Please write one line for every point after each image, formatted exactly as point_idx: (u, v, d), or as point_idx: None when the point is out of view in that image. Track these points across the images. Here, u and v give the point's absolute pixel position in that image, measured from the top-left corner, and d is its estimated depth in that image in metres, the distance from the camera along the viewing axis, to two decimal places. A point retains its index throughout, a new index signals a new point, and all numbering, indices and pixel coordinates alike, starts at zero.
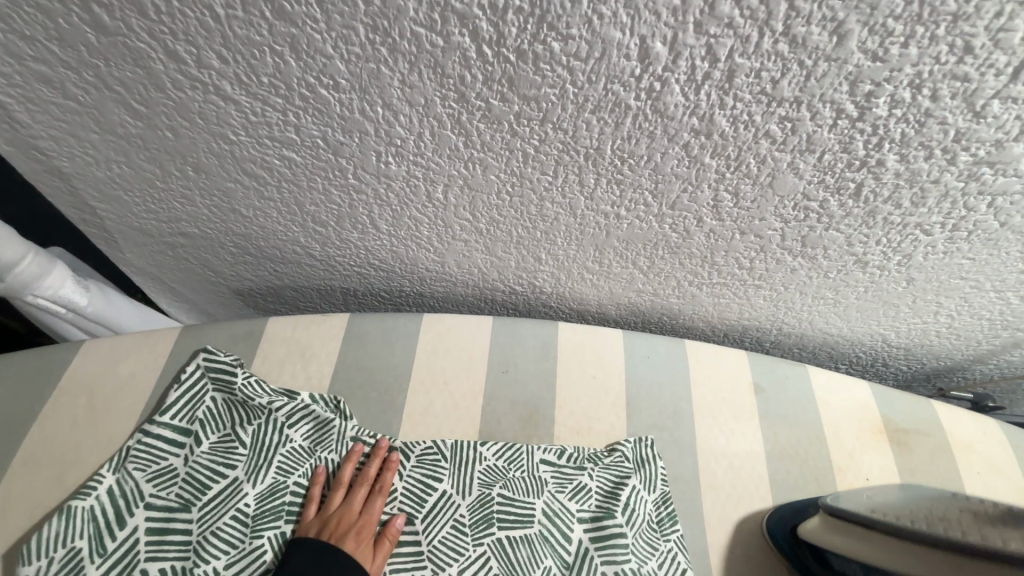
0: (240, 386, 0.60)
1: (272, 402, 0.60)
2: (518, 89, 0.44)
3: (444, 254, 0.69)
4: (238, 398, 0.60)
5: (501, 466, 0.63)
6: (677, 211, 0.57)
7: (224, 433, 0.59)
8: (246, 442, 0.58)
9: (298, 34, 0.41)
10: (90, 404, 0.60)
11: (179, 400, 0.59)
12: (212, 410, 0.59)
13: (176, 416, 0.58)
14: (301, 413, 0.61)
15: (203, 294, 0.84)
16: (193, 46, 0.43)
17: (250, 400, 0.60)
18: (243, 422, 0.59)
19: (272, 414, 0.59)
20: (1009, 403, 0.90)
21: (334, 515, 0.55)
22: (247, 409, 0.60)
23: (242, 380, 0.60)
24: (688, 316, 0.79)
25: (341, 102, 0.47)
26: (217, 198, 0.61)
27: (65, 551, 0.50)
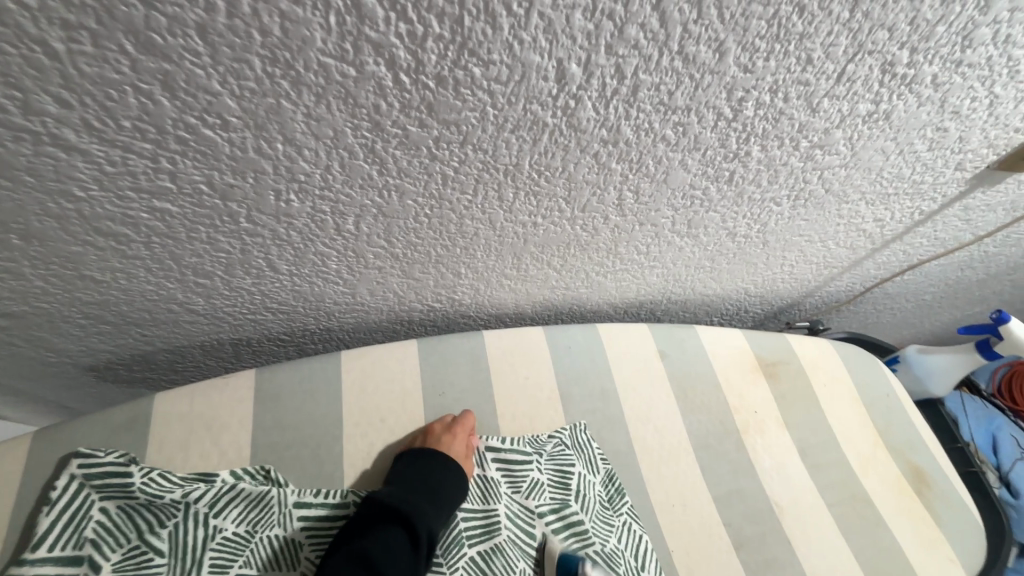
0: (140, 487, 0.50)
1: (188, 493, 0.51)
2: (437, 113, 0.42)
3: (355, 284, 0.64)
4: (140, 500, 0.50)
5: None
6: (588, 213, 0.60)
7: (130, 546, 0.49)
8: (164, 548, 0.50)
9: (173, 70, 0.34)
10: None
11: (55, 525, 0.48)
12: (106, 524, 0.49)
13: (58, 546, 0.47)
14: (228, 496, 0.53)
15: (37, 380, 0.67)
16: (16, 90, 0.33)
17: (157, 498, 0.50)
18: (154, 527, 0.50)
19: (191, 507, 0.51)
20: (831, 322, 1.13)
21: (434, 427, 0.64)
22: (155, 510, 0.50)
23: (141, 479, 0.50)
24: (596, 303, 0.84)
25: (231, 142, 0.40)
26: (57, 265, 0.49)
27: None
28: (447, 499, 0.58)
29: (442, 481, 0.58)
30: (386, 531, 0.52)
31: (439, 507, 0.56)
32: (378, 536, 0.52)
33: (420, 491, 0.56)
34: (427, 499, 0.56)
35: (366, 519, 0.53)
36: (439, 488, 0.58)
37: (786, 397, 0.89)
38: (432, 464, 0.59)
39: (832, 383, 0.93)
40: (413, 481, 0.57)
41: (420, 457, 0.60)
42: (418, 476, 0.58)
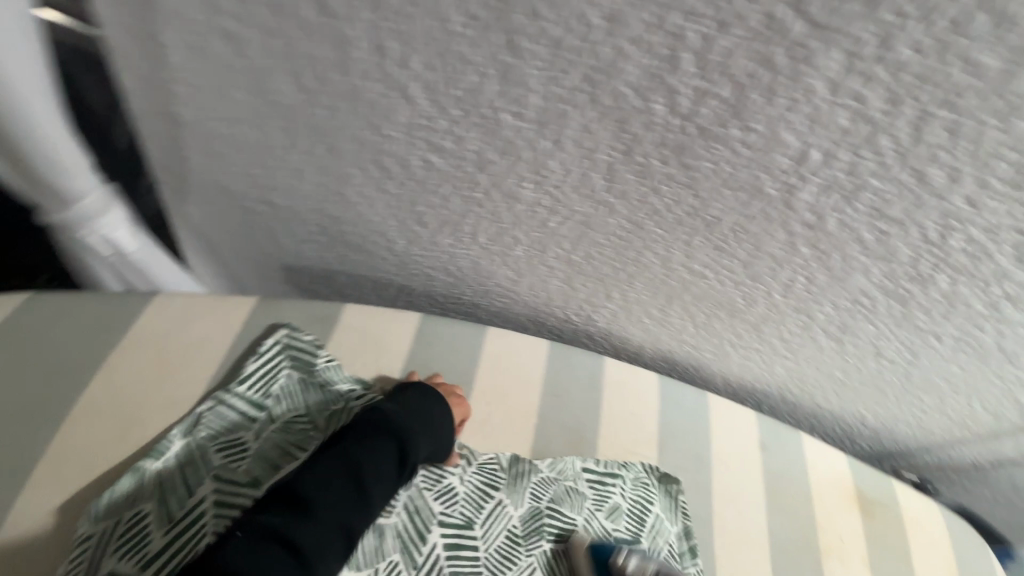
0: (321, 369, 0.60)
1: (350, 391, 0.60)
2: (681, 156, 0.50)
3: (521, 274, 0.72)
4: (317, 380, 0.60)
5: (551, 477, 0.68)
6: (754, 282, 0.65)
7: (299, 413, 0.58)
8: (322, 426, 0.57)
9: (515, 65, 0.45)
10: (148, 364, 0.56)
11: (257, 371, 0.58)
12: (289, 388, 0.59)
13: (252, 389, 0.57)
14: None
15: (247, 261, 0.81)
16: (406, 49, 0.45)
17: (328, 385, 0.60)
18: (320, 405, 0.58)
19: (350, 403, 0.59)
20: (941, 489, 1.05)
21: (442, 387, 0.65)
22: (324, 393, 0.59)
23: (323, 363, 0.61)
24: (711, 371, 0.86)
25: (515, 128, 0.50)
26: (330, 179, 0.62)
27: (129, 517, 0.48)
28: (440, 439, 0.59)
29: (440, 428, 0.59)
30: (383, 449, 0.54)
31: (430, 442, 0.58)
32: (373, 449, 0.53)
33: (423, 425, 0.57)
34: (423, 430, 0.57)
35: (369, 429, 0.55)
36: (435, 428, 0.58)
37: (877, 541, 0.84)
38: (434, 406, 0.59)
39: (931, 548, 0.86)
40: (418, 414, 0.58)
41: (429, 396, 0.60)
42: (424, 409, 0.58)
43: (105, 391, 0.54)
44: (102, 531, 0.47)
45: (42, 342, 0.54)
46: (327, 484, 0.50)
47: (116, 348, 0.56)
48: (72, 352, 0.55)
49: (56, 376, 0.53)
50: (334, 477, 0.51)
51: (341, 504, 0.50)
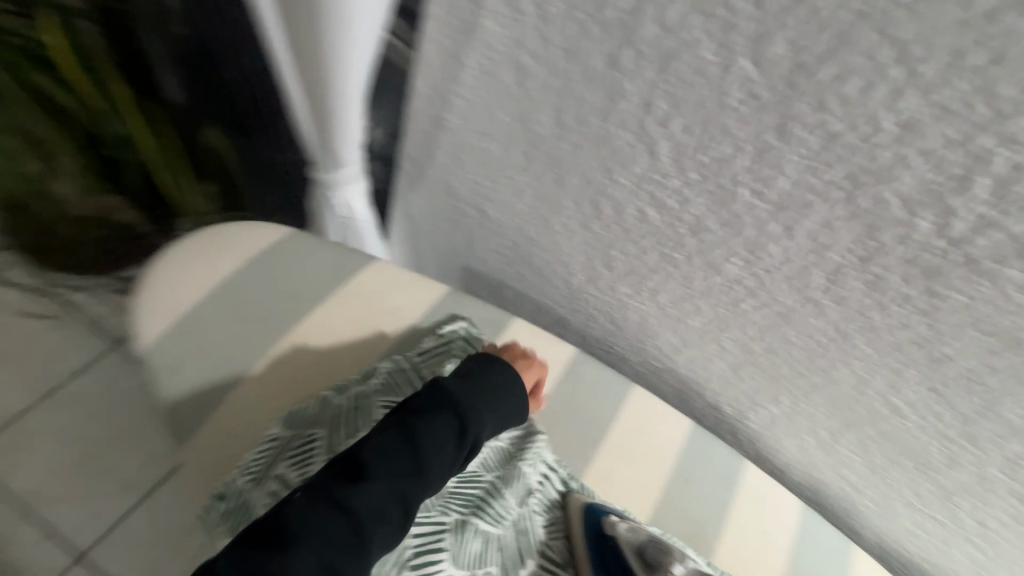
0: None
1: None
2: (930, 280, 0.46)
3: (686, 344, 0.71)
4: None
5: None
6: (968, 443, 0.55)
7: None
8: None
9: (776, 147, 0.45)
10: (355, 313, 0.64)
11: (432, 349, 0.63)
12: None
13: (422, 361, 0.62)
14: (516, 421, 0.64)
15: (436, 255, 0.91)
16: (672, 110, 0.48)
17: None
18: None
19: None
20: None
21: (511, 351, 0.63)
22: None
23: None
24: (865, 523, 0.75)
25: (748, 204, 0.51)
26: (544, 205, 0.67)
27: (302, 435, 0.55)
28: (506, 411, 0.55)
29: (499, 402, 0.54)
30: (442, 418, 0.50)
31: (495, 411, 0.53)
32: (431, 419, 0.49)
33: (482, 396, 0.53)
34: (486, 402, 0.53)
35: (429, 397, 0.51)
36: (490, 404, 0.53)
37: None
38: (494, 378, 0.55)
39: None
40: (479, 385, 0.54)
41: (493, 366, 0.57)
42: (482, 377, 0.55)
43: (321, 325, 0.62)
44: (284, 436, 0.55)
45: (291, 269, 0.64)
46: (386, 448, 0.47)
47: (339, 292, 0.64)
48: (309, 284, 0.64)
49: (293, 300, 0.62)
50: (387, 447, 0.47)
51: (393, 478, 0.46)
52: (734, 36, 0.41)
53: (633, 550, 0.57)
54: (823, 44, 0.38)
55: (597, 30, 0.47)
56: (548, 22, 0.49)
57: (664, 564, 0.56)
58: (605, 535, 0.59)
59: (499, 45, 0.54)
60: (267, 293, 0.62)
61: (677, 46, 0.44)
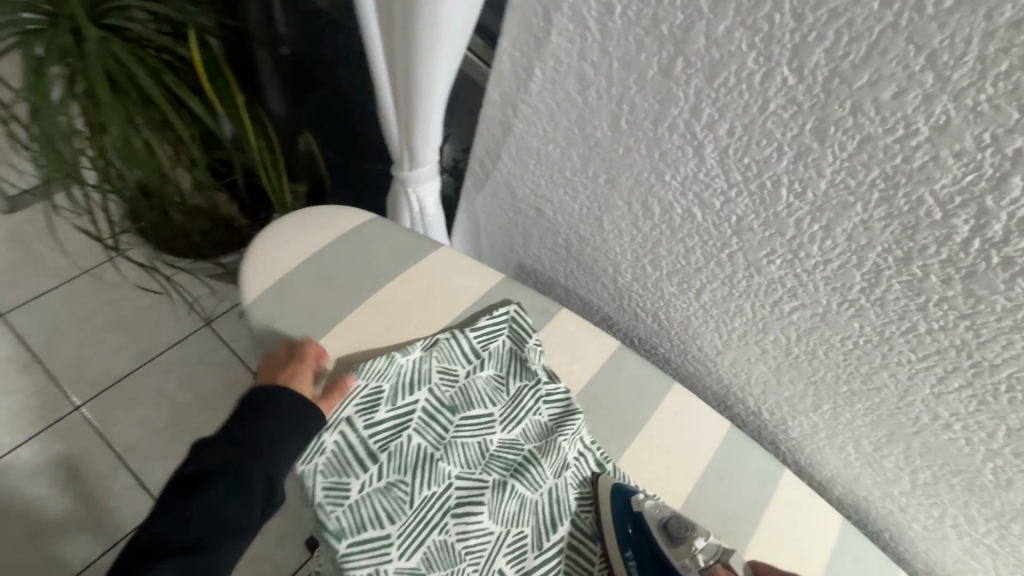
0: (529, 348, 0.70)
1: (542, 375, 0.70)
2: (970, 282, 0.47)
3: (728, 346, 0.73)
4: (522, 354, 0.71)
5: None
6: (1018, 460, 0.54)
7: (500, 374, 0.71)
8: (511, 392, 0.69)
9: (815, 150, 0.49)
10: (419, 290, 0.73)
11: (486, 327, 0.70)
12: (500, 350, 0.71)
13: (477, 338, 0.70)
14: (558, 399, 0.70)
15: (494, 252, 0.99)
16: (718, 115, 0.53)
17: (530, 363, 0.70)
18: (517, 376, 0.70)
19: (538, 384, 0.69)
20: None
21: (275, 365, 0.61)
22: (523, 368, 0.70)
23: (533, 344, 0.71)
24: (913, 549, 0.72)
25: (789, 204, 0.54)
26: (596, 204, 0.73)
27: (371, 386, 0.63)
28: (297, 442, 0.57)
29: (281, 440, 0.56)
30: (219, 491, 0.53)
31: (285, 449, 0.56)
32: (211, 499, 0.52)
33: (266, 442, 0.56)
34: (266, 447, 0.56)
35: (202, 480, 0.53)
36: (271, 448, 0.56)
37: None
38: (277, 416, 0.57)
39: None
40: (258, 430, 0.56)
41: (283, 392, 0.58)
42: (267, 413, 0.57)
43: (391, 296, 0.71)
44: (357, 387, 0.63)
45: (371, 247, 0.73)
46: (170, 527, 0.51)
47: (408, 271, 0.73)
48: (384, 261, 0.73)
49: (370, 273, 0.71)
50: (166, 531, 0.51)
51: (182, 552, 0.50)
52: (775, 47, 0.46)
53: (658, 524, 0.59)
54: (858, 53, 0.42)
55: (652, 43, 0.53)
56: (609, 37, 0.56)
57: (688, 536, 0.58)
58: (631, 511, 0.62)
59: (565, 57, 0.62)
60: (349, 266, 0.71)
61: (723, 57, 0.49)
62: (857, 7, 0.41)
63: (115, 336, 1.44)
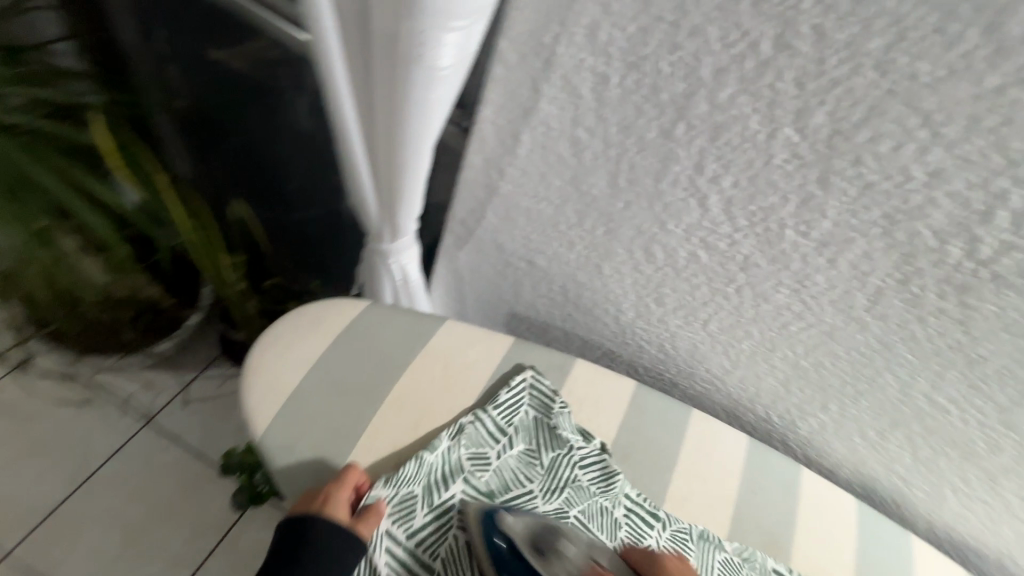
0: (556, 413, 0.69)
1: (575, 439, 0.68)
2: (963, 295, 0.53)
3: (736, 365, 0.77)
4: (550, 422, 0.69)
5: (737, 562, 0.68)
6: (1007, 430, 0.62)
7: (530, 446, 0.68)
8: (545, 462, 0.67)
9: (819, 196, 0.53)
10: (432, 374, 0.69)
11: (508, 401, 0.68)
12: (525, 421, 0.69)
13: (501, 415, 0.68)
14: (594, 460, 0.68)
15: (481, 303, 0.97)
16: (722, 171, 0.56)
17: (560, 429, 0.69)
18: (548, 446, 0.68)
19: (572, 449, 0.68)
20: None
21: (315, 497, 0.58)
22: (553, 435, 0.68)
23: (559, 409, 0.69)
24: (915, 510, 0.81)
25: (794, 242, 0.58)
26: (595, 253, 0.74)
27: (402, 492, 0.60)
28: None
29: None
30: None
31: None
32: None
33: None
34: None
35: None
36: None
37: None
38: (309, 548, 0.55)
39: None
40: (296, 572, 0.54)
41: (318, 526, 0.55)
42: (307, 552, 0.54)
43: (406, 389, 0.67)
44: (386, 495, 0.59)
45: (375, 342, 0.70)
46: None
47: (418, 358, 0.70)
48: (391, 353, 0.69)
49: (381, 369, 0.68)
50: None
51: None
52: (778, 110, 0.49)
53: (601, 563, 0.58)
54: (858, 113, 0.46)
55: (653, 109, 0.54)
56: (607, 104, 0.57)
57: (559, 550, 0.56)
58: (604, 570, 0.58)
59: (557, 123, 0.61)
60: (358, 367, 0.67)
61: (727, 119, 0.52)
62: (857, 76, 0.44)
63: (40, 462, 1.24)
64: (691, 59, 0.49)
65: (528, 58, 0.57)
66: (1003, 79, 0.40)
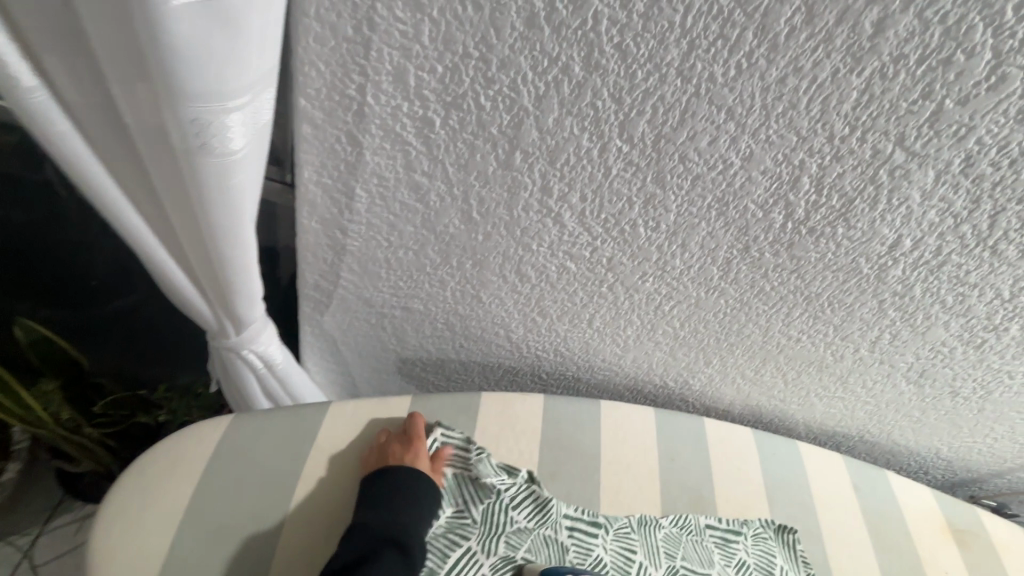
0: (475, 463, 0.66)
1: (500, 481, 0.65)
2: (792, 250, 0.60)
3: (627, 349, 0.80)
4: (471, 474, 0.65)
5: (676, 532, 0.72)
6: (844, 341, 0.73)
7: (457, 506, 0.64)
8: (477, 517, 0.63)
9: (659, 194, 0.55)
10: (329, 469, 0.62)
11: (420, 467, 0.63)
12: (444, 482, 0.65)
13: None
14: (523, 494, 0.66)
15: (365, 357, 0.89)
16: (568, 188, 0.55)
17: (482, 477, 0.65)
18: (476, 499, 0.64)
19: (500, 493, 0.65)
20: None
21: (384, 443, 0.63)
22: (478, 486, 0.65)
23: (477, 457, 0.66)
24: (794, 418, 0.94)
25: (648, 237, 0.60)
26: (469, 285, 0.71)
27: None
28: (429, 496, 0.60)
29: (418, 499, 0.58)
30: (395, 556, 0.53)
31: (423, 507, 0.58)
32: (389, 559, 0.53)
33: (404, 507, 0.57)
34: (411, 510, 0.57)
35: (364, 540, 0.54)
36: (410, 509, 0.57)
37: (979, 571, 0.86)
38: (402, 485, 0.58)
39: None
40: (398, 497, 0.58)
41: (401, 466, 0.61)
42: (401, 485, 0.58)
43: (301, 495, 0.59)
44: None
45: (252, 455, 0.60)
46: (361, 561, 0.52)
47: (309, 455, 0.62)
48: (275, 460, 0.61)
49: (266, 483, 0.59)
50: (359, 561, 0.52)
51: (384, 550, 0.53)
52: (604, 125, 0.49)
53: None
54: (674, 118, 0.48)
55: (485, 143, 0.52)
56: (437, 146, 0.53)
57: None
58: None
59: (391, 173, 0.56)
60: (237, 491, 0.58)
61: (559, 142, 0.51)
62: (664, 85, 0.45)
63: None
64: (509, 91, 0.47)
65: (336, 112, 0.50)
66: (782, 70, 0.43)
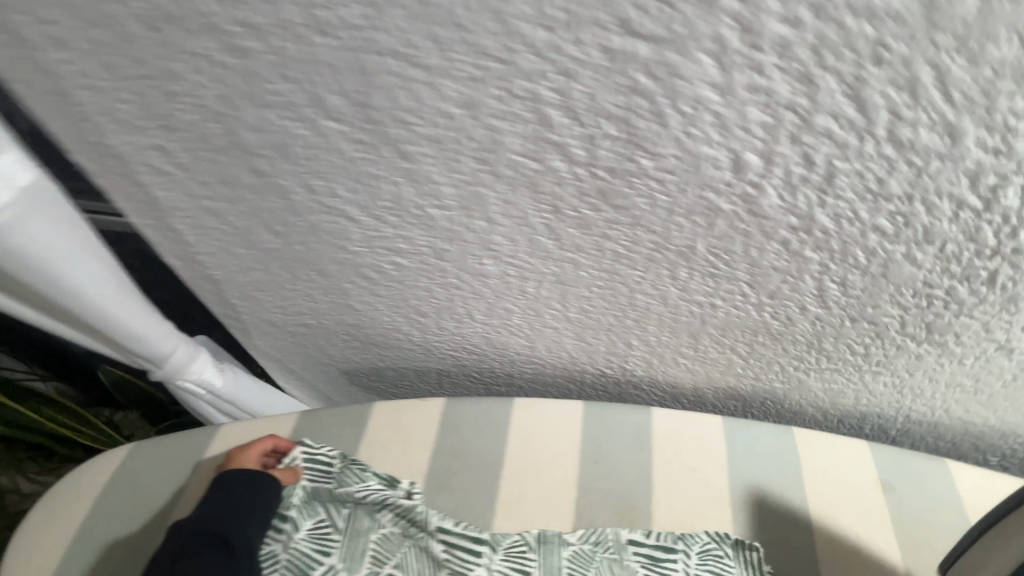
0: (335, 473, 0.65)
1: (361, 491, 0.63)
2: (609, 199, 0.46)
3: (533, 340, 0.71)
4: (330, 484, 0.64)
5: (590, 550, 0.61)
6: (778, 300, 0.55)
7: (318, 518, 0.63)
8: (339, 527, 0.62)
9: (414, 168, 0.47)
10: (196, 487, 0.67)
11: None
12: (304, 497, 0.64)
13: None
14: (387, 504, 0.63)
15: (312, 370, 0.93)
16: (328, 182, 0.51)
17: (342, 486, 0.64)
18: (337, 508, 0.64)
19: (360, 501, 0.63)
20: None
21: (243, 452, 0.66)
22: (336, 495, 0.64)
23: (337, 467, 0.65)
24: (789, 399, 0.74)
25: (446, 217, 0.52)
26: (335, 295, 0.69)
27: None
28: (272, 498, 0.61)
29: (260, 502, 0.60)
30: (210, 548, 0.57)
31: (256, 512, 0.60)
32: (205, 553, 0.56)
33: (241, 513, 0.59)
34: (251, 514, 0.59)
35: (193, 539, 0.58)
36: (245, 510, 0.59)
37: None
38: (244, 489, 0.61)
39: None
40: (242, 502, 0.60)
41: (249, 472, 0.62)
42: (243, 490, 0.61)
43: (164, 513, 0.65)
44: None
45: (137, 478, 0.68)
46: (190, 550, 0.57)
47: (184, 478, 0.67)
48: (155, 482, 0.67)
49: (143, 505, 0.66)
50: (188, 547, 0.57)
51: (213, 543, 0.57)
52: (301, 109, 0.44)
53: None
54: (353, 81, 0.40)
55: (225, 156, 0.50)
56: (192, 168, 0.52)
57: None
58: None
59: (185, 203, 0.57)
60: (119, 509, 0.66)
61: (279, 137, 0.47)
62: (310, 49, 0.38)
63: None
64: (194, 100, 0.44)
65: (101, 160, 0.53)
66: None
